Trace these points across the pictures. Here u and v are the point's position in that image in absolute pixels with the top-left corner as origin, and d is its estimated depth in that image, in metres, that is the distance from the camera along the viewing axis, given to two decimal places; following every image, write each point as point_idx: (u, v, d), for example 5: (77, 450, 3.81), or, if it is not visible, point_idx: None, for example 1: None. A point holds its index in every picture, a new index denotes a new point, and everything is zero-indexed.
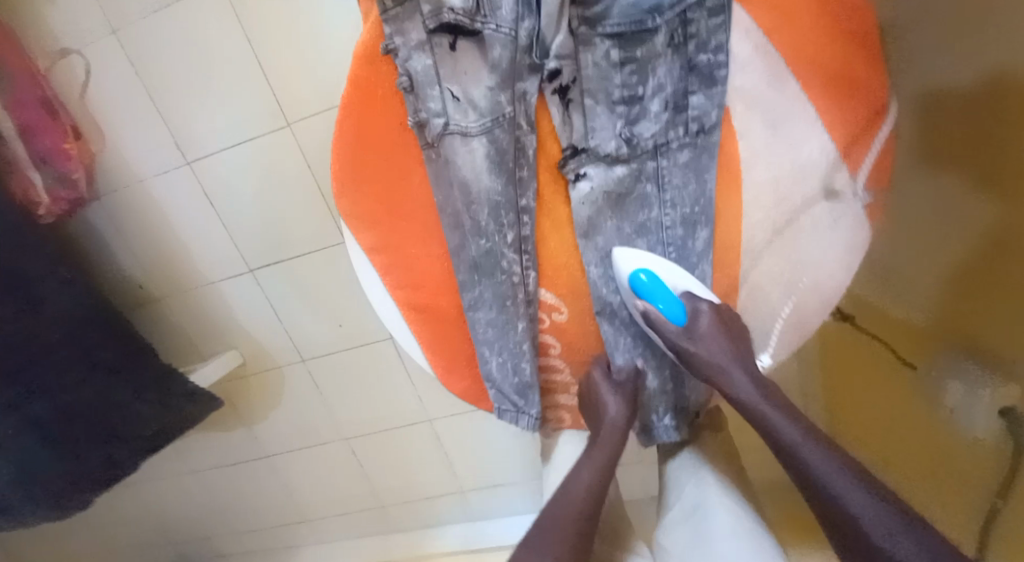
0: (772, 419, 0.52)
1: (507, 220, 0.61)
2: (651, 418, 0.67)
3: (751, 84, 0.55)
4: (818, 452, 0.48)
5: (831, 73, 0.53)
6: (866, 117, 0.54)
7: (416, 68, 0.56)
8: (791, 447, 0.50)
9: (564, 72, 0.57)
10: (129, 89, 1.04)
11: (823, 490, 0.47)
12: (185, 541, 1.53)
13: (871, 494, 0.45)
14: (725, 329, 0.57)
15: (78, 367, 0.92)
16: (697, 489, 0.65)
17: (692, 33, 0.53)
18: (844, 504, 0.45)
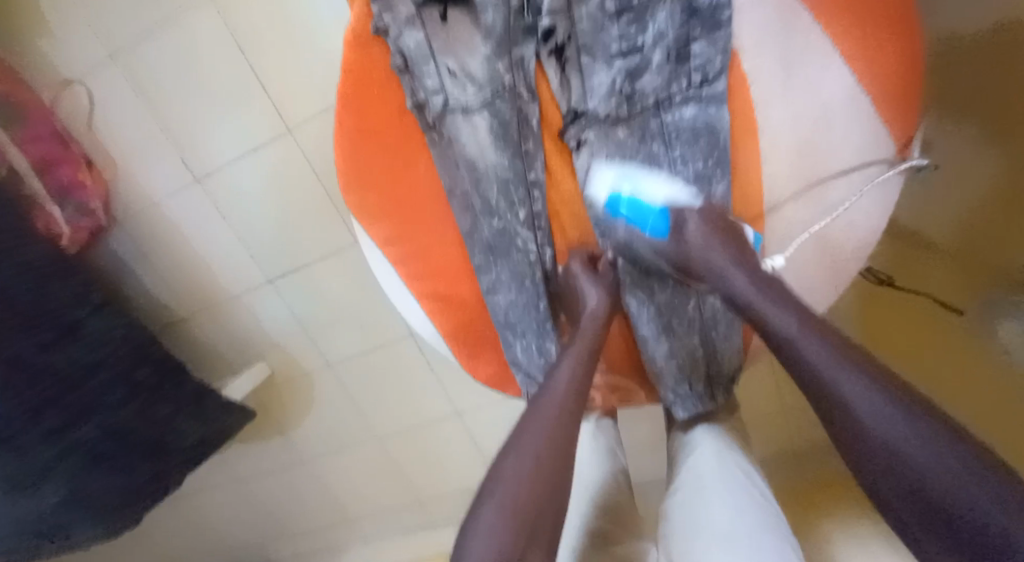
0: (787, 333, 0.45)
1: (517, 196, 0.58)
2: (683, 389, 0.65)
3: (760, 22, 0.51)
4: (819, 343, 0.43)
5: (847, 0, 0.50)
6: (888, 47, 0.50)
7: (407, 46, 0.54)
8: (810, 364, 0.43)
9: (559, 30, 0.54)
10: (130, 112, 1.05)
11: (848, 412, 0.40)
12: (236, 550, 1.56)
13: (880, 387, 0.39)
14: (724, 226, 0.52)
15: (118, 387, 0.93)
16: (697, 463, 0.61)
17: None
18: (871, 426, 0.39)
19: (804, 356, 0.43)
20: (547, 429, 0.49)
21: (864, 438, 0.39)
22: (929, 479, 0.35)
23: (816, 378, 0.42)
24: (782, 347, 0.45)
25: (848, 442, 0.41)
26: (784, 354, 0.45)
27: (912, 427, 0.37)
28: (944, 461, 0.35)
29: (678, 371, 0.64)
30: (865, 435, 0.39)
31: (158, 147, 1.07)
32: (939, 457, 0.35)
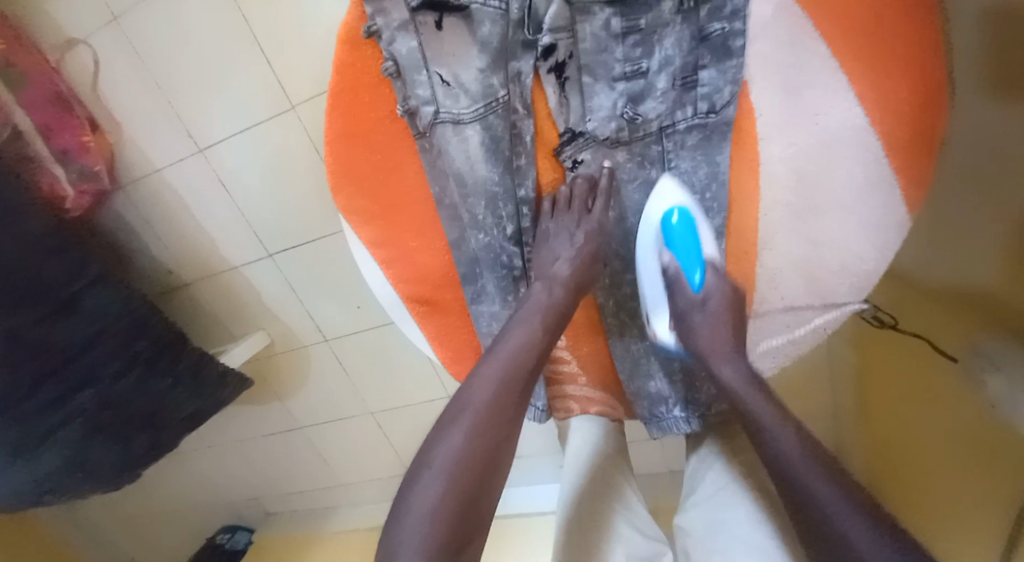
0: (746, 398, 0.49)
1: (506, 212, 0.58)
2: (659, 409, 0.65)
3: (771, 49, 0.48)
4: (789, 437, 0.44)
5: (865, 29, 0.46)
6: (895, 81, 0.46)
7: (399, 52, 0.51)
8: (759, 421, 0.47)
9: (560, 46, 0.51)
10: (136, 78, 1.04)
11: (784, 471, 0.43)
12: (232, 506, 1.62)
13: (837, 487, 0.40)
14: (733, 313, 0.54)
15: (119, 359, 0.95)
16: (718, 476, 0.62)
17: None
18: (802, 485, 0.42)
19: (756, 419, 0.47)
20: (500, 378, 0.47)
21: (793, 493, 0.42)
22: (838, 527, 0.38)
23: (763, 437, 0.46)
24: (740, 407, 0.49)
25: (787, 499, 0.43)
26: (742, 411, 0.49)
27: (836, 491, 0.40)
28: (832, 496, 0.40)
29: (658, 391, 0.65)
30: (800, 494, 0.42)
31: (162, 115, 1.06)
32: (848, 514, 0.38)
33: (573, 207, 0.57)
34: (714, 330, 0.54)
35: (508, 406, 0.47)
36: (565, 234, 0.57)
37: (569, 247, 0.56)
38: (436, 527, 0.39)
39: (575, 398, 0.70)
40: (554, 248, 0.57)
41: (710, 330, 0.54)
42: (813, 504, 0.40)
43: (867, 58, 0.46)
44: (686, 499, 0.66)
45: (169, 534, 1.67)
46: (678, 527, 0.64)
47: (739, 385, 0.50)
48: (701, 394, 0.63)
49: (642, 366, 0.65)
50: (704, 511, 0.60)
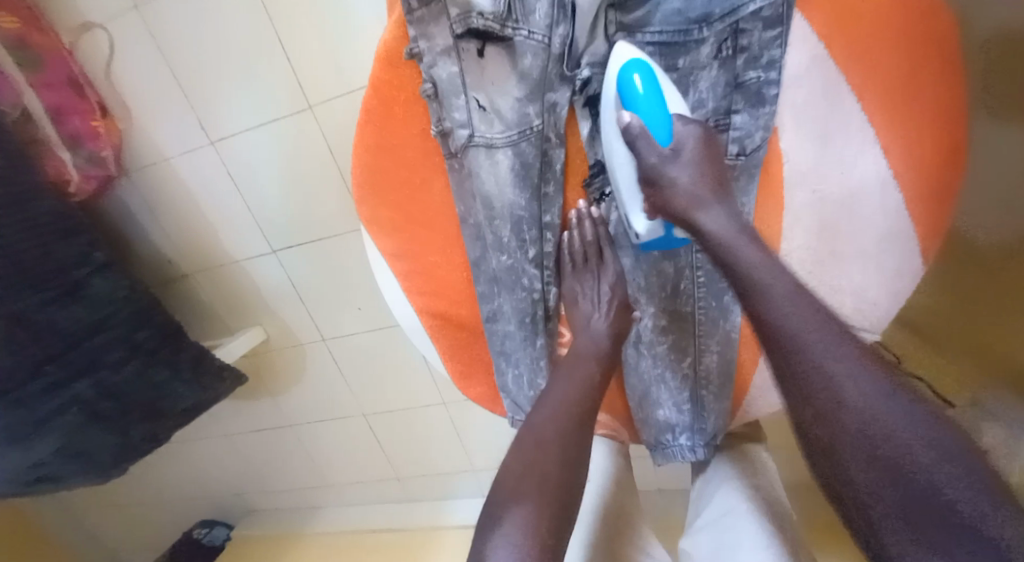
0: (779, 302, 0.41)
1: (530, 236, 0.58)
2: (665, 436, 0.67)
3: (803, 98, 0.50)
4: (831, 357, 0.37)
5: (895, 89, 0.48)
6: (918, 140, 0.48)
7: (439, 76, 0.52)
8: (799, 334, 0.39)
9: (597, 82, 0.53)
10: (152, 65, 1.02)
11: (832, 390, 0.36)
12: (215, 501, 1.60)
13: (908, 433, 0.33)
14: (711, 160, 0.49)
15: (119, 347, 0.94)
16: (724, 494, 0.64)
17: (744, 46, 0.49)
18: (854, 402, 0.35)
19: (794, 335, 0.39)
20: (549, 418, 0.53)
21: (825, 400, 0.37)
22: (909, 454, 0.33)
23: (804, 355, 0.38)
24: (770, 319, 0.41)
25: (817, 420, 0.37)
26: (769, 317, 0.41)
27: (888, 409, 0.34)
28: (864, 451, 0.34)
29: (665, 420, 0.66)
30: (842, 417, 0.35)
31: (175, 105, 1.05)
32: (925, 436, 0.33)
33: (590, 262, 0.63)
34: (695, 178, 0.48)
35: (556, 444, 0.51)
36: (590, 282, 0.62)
37: (598, 308, 0.61)
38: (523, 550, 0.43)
39: None
40: (586, 313, 0.61)
41: (688, 185, 0.48)
42: (859, 423, 0.35)
43: (894, 118, 0.48)
44: (691, 525, 0.68)
45: (147, 526, 1.65)
46: (684, 551, 0.66)
47: (763, 274, 0.42)
48: (707, 425, 0.65)
49: (652, 393, 0.66)
50: (708, 537, 0.62)
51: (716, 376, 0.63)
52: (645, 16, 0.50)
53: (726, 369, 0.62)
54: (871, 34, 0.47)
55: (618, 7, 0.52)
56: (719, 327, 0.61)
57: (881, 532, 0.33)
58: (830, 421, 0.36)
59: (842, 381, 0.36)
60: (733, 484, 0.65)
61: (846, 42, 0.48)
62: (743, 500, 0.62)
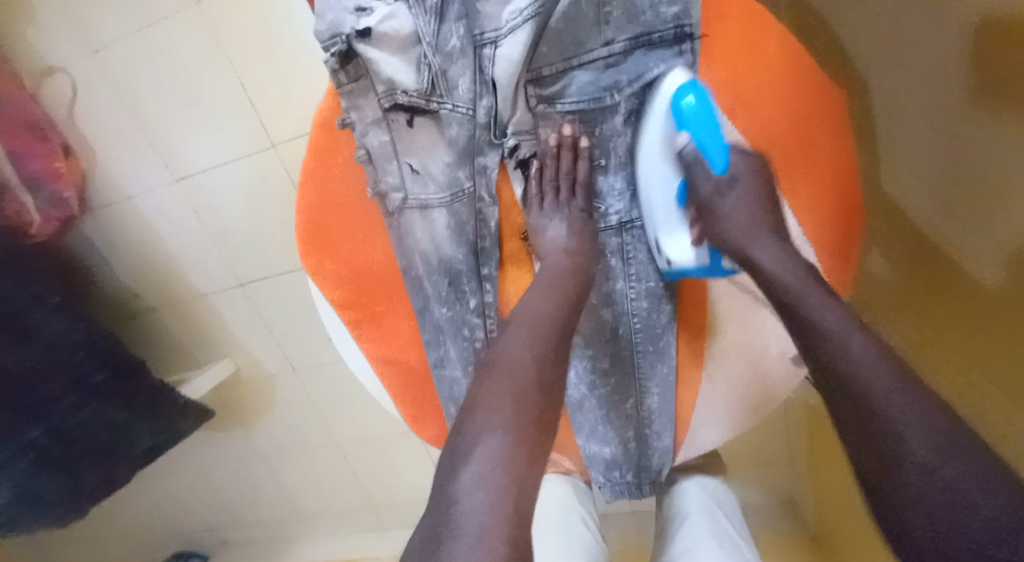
0: (844, 352, 0.41)
1: (469, 287, 0.61)
2: (615, 472, 0.69)
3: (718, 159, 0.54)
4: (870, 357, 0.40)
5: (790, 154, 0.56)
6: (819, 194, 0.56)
7: (371, 144, 0.54)
8: (855, 377, 0.40)
9: (523, 146, 0.57)
10: (115, 107, 1.04)
11: (867, 397, 0.38)
12: (189, 534, 1.59)
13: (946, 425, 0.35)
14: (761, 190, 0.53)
15: (73, 393, 0.94)
16: (693, 528, 0.66)
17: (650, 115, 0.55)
18: (886, 406, 0.37)
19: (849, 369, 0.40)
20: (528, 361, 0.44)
21: (859, 392, 0.39)
22: (924, 455, 0.34)
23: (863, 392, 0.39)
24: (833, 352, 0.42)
25: (862, 435, 0.38)
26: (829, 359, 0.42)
27: (916, 404, 0.36)
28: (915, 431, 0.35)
29: (612, 456, 0.68)
30: (874, 412, 0.37)
31: (139, 145, 1.07)
32: (940, 439, 0.34)
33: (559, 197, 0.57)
34: (749, 217, 0.52)
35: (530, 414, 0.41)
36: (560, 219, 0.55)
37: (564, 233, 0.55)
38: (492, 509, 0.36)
39: None
40: (551, 234, 0.55)
41: (742, 209, 0.52)
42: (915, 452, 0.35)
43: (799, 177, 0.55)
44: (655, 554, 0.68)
45: None
46: None
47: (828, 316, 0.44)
48: (650, 461, 0.67)
49: (601, 433, 0.68)
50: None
51: (659, 415, 0.65)
52: (562, 90, 0.54)
53: (667, 409, 0.65)
54: (772, 108, 0.56)
55: (535, 81, 0.54)
56: (659, 369, 0.64)
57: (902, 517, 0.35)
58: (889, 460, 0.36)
59: (892, 404, 0.37)
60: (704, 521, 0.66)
61: (746, 115, 0.56)
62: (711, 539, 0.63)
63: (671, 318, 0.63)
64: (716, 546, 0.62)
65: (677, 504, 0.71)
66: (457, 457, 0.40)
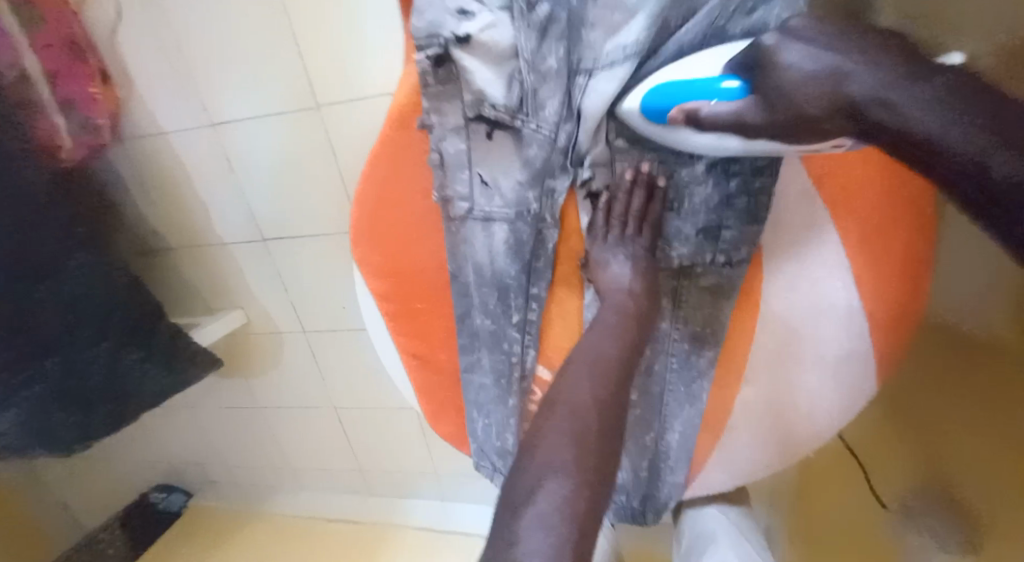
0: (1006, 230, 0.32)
1: (514, 303, 0.60)
2: (619, 497, 0.70)
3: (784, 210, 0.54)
4: None
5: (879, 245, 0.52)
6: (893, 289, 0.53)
7: (446, 150, 0.53)
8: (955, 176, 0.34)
9: (596, 177, 0.56)
10: (158, 38, 1.00)
11: None
12: (177, 469, 1.62)
13: None
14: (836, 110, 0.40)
15: (91, 329, 0.94)
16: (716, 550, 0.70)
17: (735, 171, 0.53)
18: None
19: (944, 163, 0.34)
20: (591, 402, 0.45)
21: None
22: None
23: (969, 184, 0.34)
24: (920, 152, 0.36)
25: None
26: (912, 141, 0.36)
27: None
28: None
29: (622, 482, 0.69)
30: None
31: (180, 82, 1.03)
32: None
33: (625, 233, 0.56)
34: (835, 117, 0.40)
35: (592, 446, 0.42)
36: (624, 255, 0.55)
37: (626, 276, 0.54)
38: (556, 533, 0.36)
39: None
40: (614, 270, 0.55)
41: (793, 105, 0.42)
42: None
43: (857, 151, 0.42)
44: None
45: (99, 486, 1.64)
46: None
47: (875, 101, 0.38)
48: (659, 492, 0.69)
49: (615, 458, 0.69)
50: None
51: (676, 451, 0.66)
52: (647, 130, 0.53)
53: (686, 449, 0.66)
54: (863, 193, 0.52)
55: (622, 116, 0.54)
56: (685, 410, 0.64)
57: None
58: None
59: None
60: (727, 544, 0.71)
61: (832, 188, 0.52)
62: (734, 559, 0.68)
63: (711, 364, 0.61)
64: None
65: (699, 528, 0.76)
66: (516, 506, 0.39)
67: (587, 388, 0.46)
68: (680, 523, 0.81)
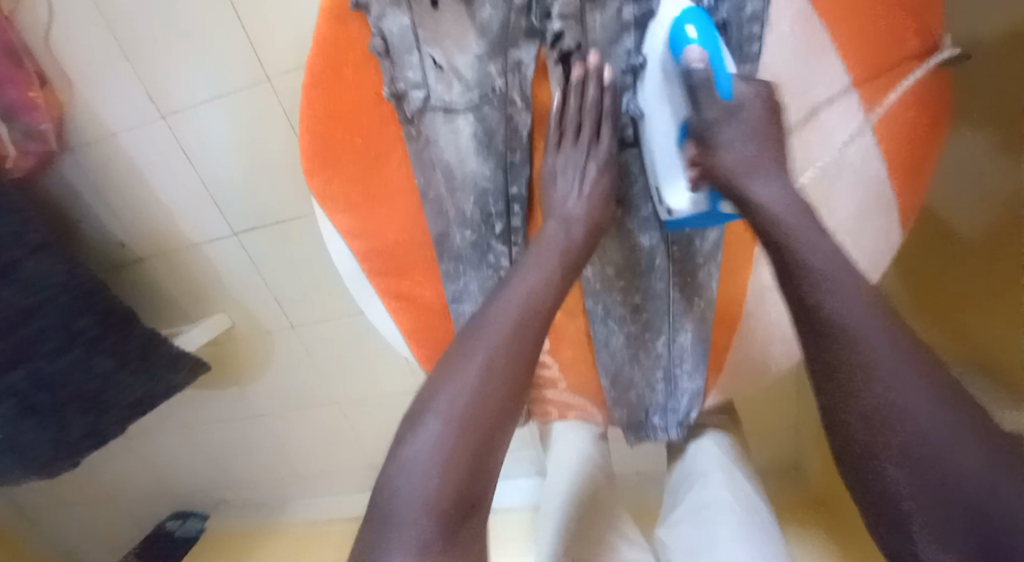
0: (840, 307, 0.38)
1: (495, 209, 0.55)
2: (644, 418, 0.64)
3: (781, 59, 0.50)
4: (864, 309, 0.38)
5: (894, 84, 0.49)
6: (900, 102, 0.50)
7: (390, 29, 0.49)
8: (847, 328, 0.38)
9: (567, 35, 0.50)
10: (92, 28, 0.93)
11: (893, 409, 0.35)
12: (186, 492, 1.55)
13: (940, 400, 0.35)
14: (768, 126, 0.47)
15: (57, 336, 0.88)
16: (708, 490, 0.62)
17: (717, 1, 0.49)
18: (902, 408, 0.35)
19: (837, 318, 0.38)
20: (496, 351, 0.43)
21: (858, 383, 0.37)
22: (934, 454, 0.34)
23: (818, 310, 0.39)
24: (815, 293, 0.40)
25: (868, 434, 0.37)
26: (806, 284, 0.40)
27: (927, 397, 0.35)
28: (925, 407, 0.35)
29: (636, 401, 0.64)
30: (888, 416, 0.36)
31: (121, 75, 0.97)
32: (932, 407, 0.35)
33: (580, 139, 0.53)
34: (753, 154, 0.46)
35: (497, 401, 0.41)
36: (581, 168, 0.52)
37: (582, 183, 0.52)
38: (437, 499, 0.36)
39: (553, 403, 0.69)
40: (563, 191, 0.52)
41: (744, 147, 0.46)
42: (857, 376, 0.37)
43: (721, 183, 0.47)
44: (670, 515, 0.65)
45: (110, 520, 1.58)
46: (662, 543, 0.64)
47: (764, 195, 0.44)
48: (680, 405, 0.62)
49: (625, 376, 0.63)
50: (691, 536, 0.59)
51: (690, 354, 0.61)
52: None
53: (702, 349, 0.60)
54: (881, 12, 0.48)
55: None
56: (695, 305, 0.59)
57: (910, 519, 0.34)
58: (875, 431, 0.36)
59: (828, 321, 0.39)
60: (717, 484, 0.62)
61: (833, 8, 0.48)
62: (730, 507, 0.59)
63: (716, 245, 0.57)
64: (732, 515, 0.58)
65: (691, 464, 0.67)
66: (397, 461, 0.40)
67: (477, 366, 0.42)
68: (673, 465, 0.72)
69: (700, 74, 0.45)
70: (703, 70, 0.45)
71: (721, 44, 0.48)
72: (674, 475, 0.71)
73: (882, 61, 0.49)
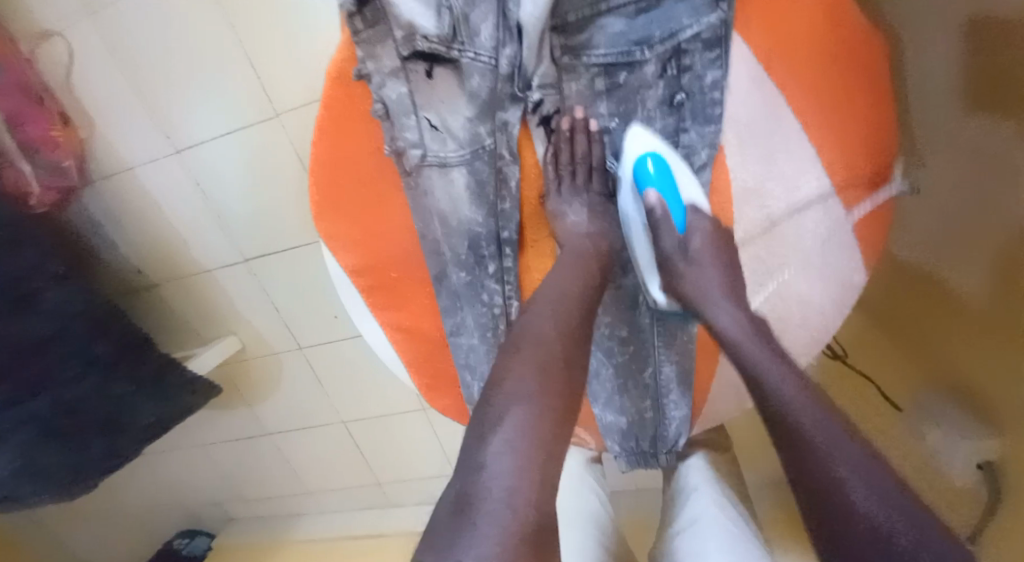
0: (790, 405, 0.44)
1: (488, 251, 0.60)
2: (644, 445, 0.68)
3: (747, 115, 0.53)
4: (806, 399, 0.44)
5: (852, 131, 0.51)
6: (857, 143, 0.51)
7: (388, 95, 0.54)
8: (791, 419, 0.43)
9: (546, 102, 0.58)
10: (112, 71, 0.99)
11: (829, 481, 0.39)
12: (198, 508, 1.59)
13: (872, 470, 0.39)
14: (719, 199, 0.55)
15: (77, 361, 0.93)
16: (698, 504, 0.66)
17: (687, 66, 0.53)
18: (836, 476, 0.39)
19: (786, 412, 0.44)
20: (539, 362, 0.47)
21: (802, 456, 0.41)
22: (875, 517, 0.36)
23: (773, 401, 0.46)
24: (769, 395, 0.46)
25: (815, 507, 0.40)
26: (761, 389, 0.47)
27: (859, 465, 0.39)
28: (858, 475, 0.38)
29: (627, 427, 0.67)
30: (826, 488, 0.39)
31: (138, 113, 1.03)
32: (862, 472, 0.38)
33: (576, 180, 0.60)
34: (714, 270, 0.54)
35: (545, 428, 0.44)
36: (581, 203, 0.60)
37: (581, 212, 0.60)
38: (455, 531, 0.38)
39: None
40: (571, 217, 0.59)
41: (698, 272, 0.55)
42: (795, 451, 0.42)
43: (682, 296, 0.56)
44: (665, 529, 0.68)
45: (125, 535, 1.63)
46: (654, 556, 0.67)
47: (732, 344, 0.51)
48: (667, 431, 0.66)
49: (615, 403, 0.67)
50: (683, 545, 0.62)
51: (676, 383, 0.64)
52: (588, 41, 0.54)
53: (686, 379, 0.64)
54: (828, 58, 0.50)
55: (561, 31, 0.55)
56: (678, 336, 0.63)
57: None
58: (820, 500, 0.39)
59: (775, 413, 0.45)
60: (707, 498, 0.66)
61: (784, 62, 0.51)
62: (720, 521, 0.63)
63: None
64: (723, 527, 0.62)
65: (683, 481, 0.71)
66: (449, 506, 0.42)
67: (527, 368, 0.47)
68: (667, 484, 0.76)
69: (659, 211, 0.57)
70: (661, 213, 0.57)
71: (677, 160, 0.57)
72: (667, 491, 0.75)
73: (837, 104, 0.51)
